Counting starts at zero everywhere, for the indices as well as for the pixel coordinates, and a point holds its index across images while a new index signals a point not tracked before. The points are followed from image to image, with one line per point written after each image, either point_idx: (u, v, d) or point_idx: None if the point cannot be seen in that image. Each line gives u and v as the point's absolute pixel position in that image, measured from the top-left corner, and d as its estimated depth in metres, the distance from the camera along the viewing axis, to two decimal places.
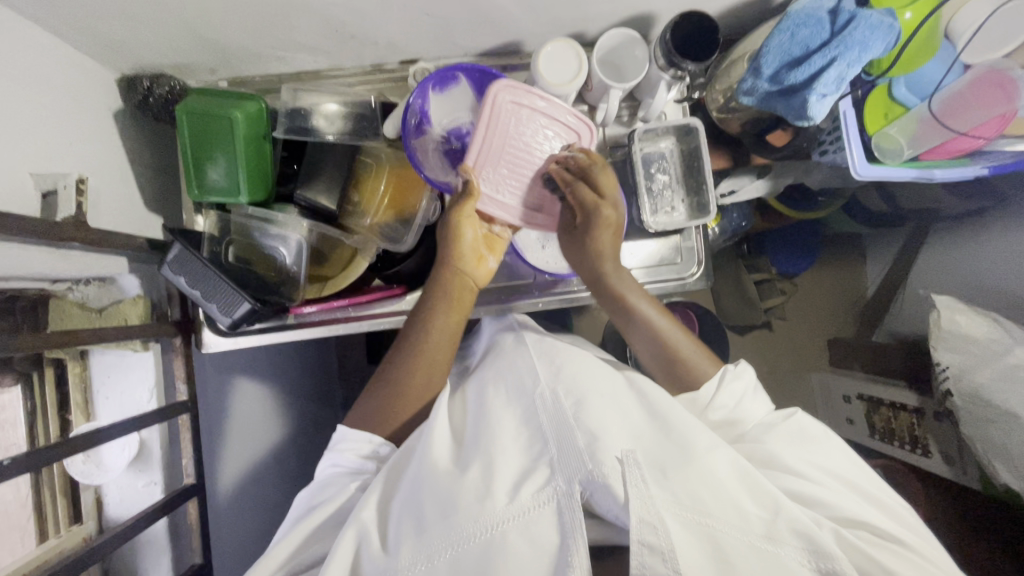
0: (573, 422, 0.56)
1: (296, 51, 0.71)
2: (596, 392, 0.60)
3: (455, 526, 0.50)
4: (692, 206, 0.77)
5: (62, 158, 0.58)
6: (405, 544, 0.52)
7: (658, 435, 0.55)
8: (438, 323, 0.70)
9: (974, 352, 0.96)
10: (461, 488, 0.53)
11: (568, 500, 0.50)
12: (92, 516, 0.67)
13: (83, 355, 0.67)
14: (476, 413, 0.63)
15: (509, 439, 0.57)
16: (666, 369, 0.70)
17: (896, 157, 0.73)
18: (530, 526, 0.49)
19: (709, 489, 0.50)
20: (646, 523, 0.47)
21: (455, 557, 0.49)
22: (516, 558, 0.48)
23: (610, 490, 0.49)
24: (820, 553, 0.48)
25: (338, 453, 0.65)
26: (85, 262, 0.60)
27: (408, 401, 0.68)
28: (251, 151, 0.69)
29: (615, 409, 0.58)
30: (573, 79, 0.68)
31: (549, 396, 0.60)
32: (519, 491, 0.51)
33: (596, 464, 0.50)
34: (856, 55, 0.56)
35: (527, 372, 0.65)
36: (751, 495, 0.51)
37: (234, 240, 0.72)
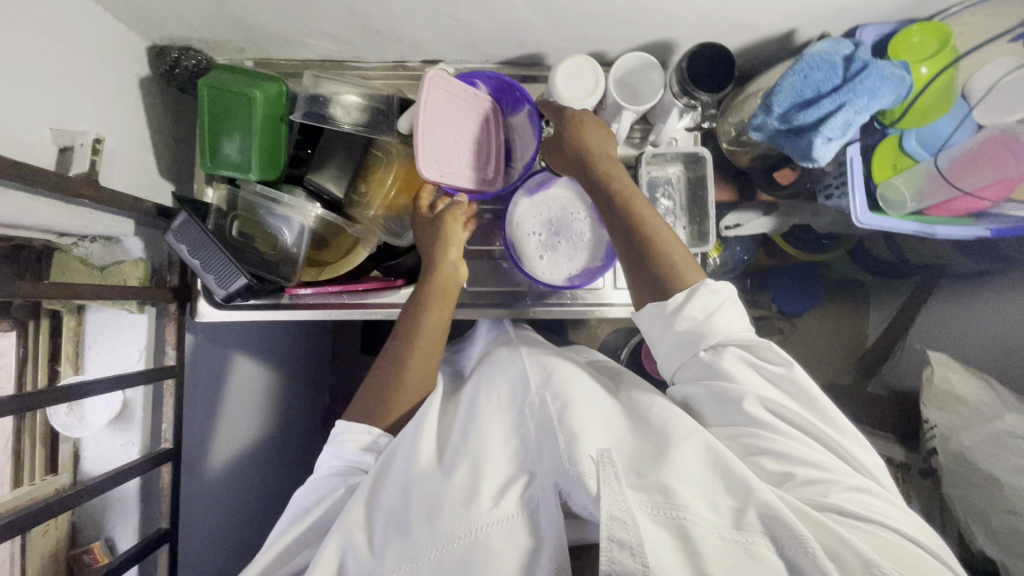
0: (557, 424, 0.56)
1: (321, 40, 0.72)
2: (584, 398, 0.60)
3: (437, 531, 0.50)
4: (692, 233, 0.77)
5: (84, 118, 0.60)
6: (390, 549, 0.51)
7: (637, 437, 0.56)
8: (442, 314, 0.71)
9: (964, 414, 0.95)
10: (446, 491, 0.53)
11: (545, 505, 0.51)
12: (67, 470, 0.68)
13: (80, 311, 0.69)
14: (465, 414, 0.63)
15: (497, 447, 0.57)
16: (644, 275, 0.63)
17: (899, 208, 0.72)
18: (512, 530, 0.50)
19: (683, 483, 0.49)
20: (616, 519, 0.46)
21: (438, 560, 0.49)
22: (498, 561, 0.48)
23: (584, 486, 0.49)
24: (789, 536, 0.45)
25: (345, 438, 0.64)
26: (92, 219, 0.61)
27: (400, 397, 0.67)
28: (266, 132, 0.71)
29: (599, 415, 0.58)
30: (587, 96, 0.69)
31: (537, 403, 0.60)
32: (505, 497, 0.52)
33: (572, 463, 0.51)
34: (864, 103, 0.57)
35: (517, 377, 0.65)
36: (724, 483, 0.50)
37: (240, 215, 0.73)
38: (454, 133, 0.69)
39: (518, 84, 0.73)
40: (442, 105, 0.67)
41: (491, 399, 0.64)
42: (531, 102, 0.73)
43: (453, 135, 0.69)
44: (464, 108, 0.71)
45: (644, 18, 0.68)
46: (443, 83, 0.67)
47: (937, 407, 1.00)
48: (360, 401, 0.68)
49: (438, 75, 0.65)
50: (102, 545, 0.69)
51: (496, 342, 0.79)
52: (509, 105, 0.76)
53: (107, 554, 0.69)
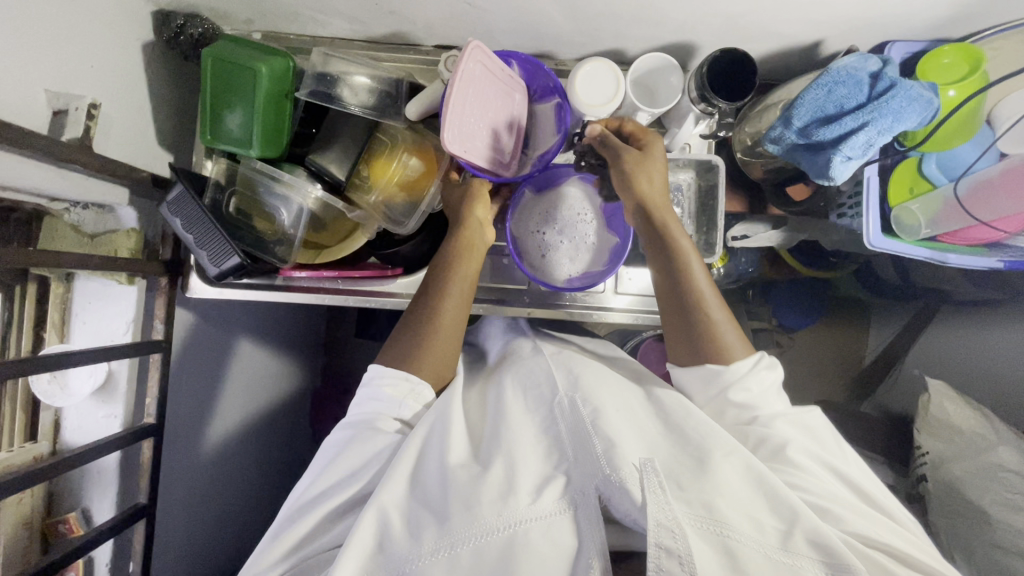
0: (592, 428, 0.55)
1: (333, 17, 0.70)
2: (614, 404, 0.59)
3: (475, 520, 0.49)
4: (699, 243, 0.76)
5: (82, 81, 0.58)
6: (428, 532, 0.49)
7: (673, 448, 0.55)
8: (466, 280, 0.68)
9: (956, 443, 0.95)
10: (483, 484, 0.51)
11: (584, 504, 0.50)
12: (47, 437, 0.67)
13: (68, 278, 0.67)
14: (493, 412, 0.63)
15: (527, 445, 0.56)
16: (688, 330, 0.63)
17: (912, 234, 0.70)
18: (552, 527, 0.49)
19: (727, 501, 0.48)
20: (664, 527, 0.44)
21: (476, 550, 0.48)
22: (536, 556, 0.47)
23: (628, 493, 0.48)
24: (836, 564, 0.45)
25: (376, 390, 0.63)
26: (84, 185, 0.60)
27: (437, 347, 0.66)
28: (270, 108, 0.68)
29: (630, 422, 0.58)
30: (605, 103, 0.67)
31: (567, 406, 0.60)
32: (542, 495, 0.51)
33: (613, 469, 0.50)
34: (889, 123, 0.54)
35: (545, 379, 0.65)
36: (767, 503, 0.49)
37: (238, 191, 0.72)
38: (483, 113, 0.66)
39: (552, 72, 0.70)
40: (476, 83, 0.64)
41: (524, 399, 0.63)
42: (561, 95, 0.70)
43: (480, 115, 0.66)
44: (495, 91, 0.68)
45: (668, 18, 0.65)
46: (481, 59, 0.63)
47: (931, 434, 0.99)
48: (396, 344, 0.65)
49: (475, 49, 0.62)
50: (78, 517, 0.68)
51: (518, 343, 0.78)
52: (538, 92, 0.73)
53: (83, 525, 0.68)
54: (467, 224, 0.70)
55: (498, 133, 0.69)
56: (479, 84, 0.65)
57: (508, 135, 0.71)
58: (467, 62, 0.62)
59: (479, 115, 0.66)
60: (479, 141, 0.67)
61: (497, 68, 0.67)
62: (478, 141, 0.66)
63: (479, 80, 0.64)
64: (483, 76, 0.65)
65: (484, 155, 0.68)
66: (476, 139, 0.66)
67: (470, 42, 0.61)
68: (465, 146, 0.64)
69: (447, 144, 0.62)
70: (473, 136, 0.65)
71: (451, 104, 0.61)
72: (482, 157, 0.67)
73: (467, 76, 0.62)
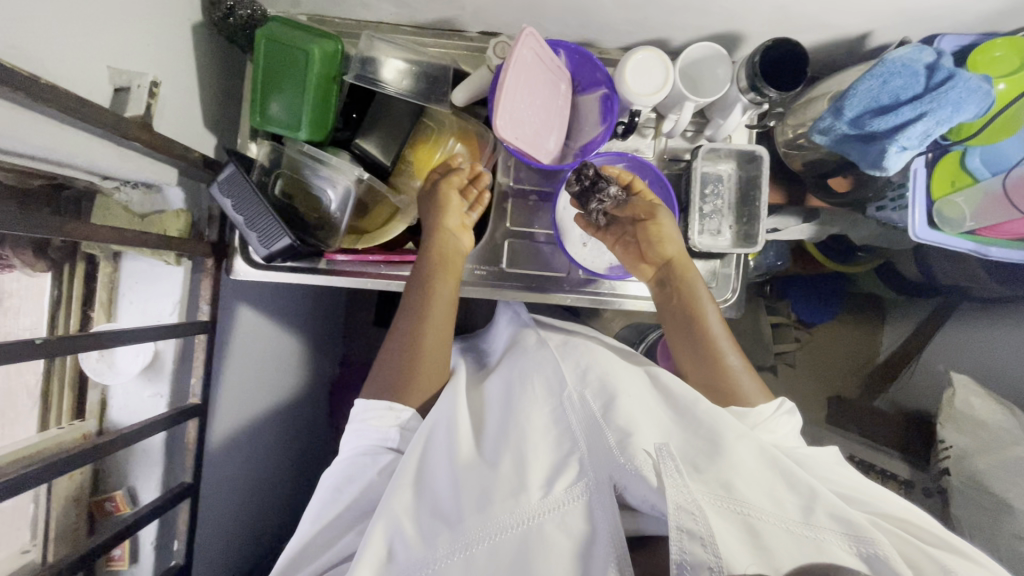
0: (603, 421, 0.55)
1: (381, 0, 0.70)
2: (625, 392, 0.60)
3: (489, 519, 0.50)
4: (739, 233, 0.76)
5: (139, 60, 0.58)
6: (441, 537, 0.50)
7: (687, 434, 0.55)
8: (443, 289, 0.70)
9: (980, 437, 0.96)
10: (496, 482, 0.52)
11: (598, 494, 0.50)
12: (96, 415, 0.67)
13: (116, 258, 0.67)
14: (501, 407, 0.63)
15: (538, 435, 0.57)
16: (711, 381, 0.68)
17: (955, 227, 0.71)
18: (564, 518, 0.49)
19: (742, 480, 0.49)
20: (685, 511, 0.45)
21: (491, 548, 0.48)
22: (555, 550, 0.47)
23: (642, 478, 0.49)
24: (861, 538, 0.45)
25: (361, 425, 0.64)
26: (138, 164, 0.60)
27: (423, 372, 0.68)
28: (320, 93, 0.68)
29: (643, 410, 0.58)
30: (654, 92, 0.67)
31: (577, 399, 0.60)
32: (554, 485, 0.51)
33: (628, 457, 0.51)
34: (948, 114, 0.55)
35: (552, 370, 0.65)
36: (784, 481, 0.50)
37: (283, 173, 0.72)
38: (532, 101, 0.67)
39: (601, 64, 0.71)
40: (528, 69, 0.65)
41: (531, 388, 0.63)
42: (608, 84, 0.70)
43: (530, 101, 0.67)
44: (545, 80, 0.69)
45: (719, 7, 0.65)
46: (534, 47, 0.64)
47: (955, 428, 1.00)
48: (384, 368, 0.68)
49: (530, 36, 0.63)
50: (125, 495, 0.69)
51: (521, 334, 0.77)
52: (583, 84, 0.74)
53: (129, 504, 0.69)
54: (438, 236, 0.71)
55: (545, 122, 0.70)
56: (531, 71, 0.66)
57: (555, 124, 0.72)
58: (521, 47, 0.63)
59: (529, 102, 0.67)
60: (527, 127, 0.67)
61: (548, 57, 0.68)
62: (527, 127, 0.67)
63: (531, 67, 0.66)
64: (534, 63, 0.66)
65: (531, 141, 0.68)
66: (525, 125, 0.67)
67: (525, 28, 0.63)
68: (513, 130, 0.65)
69: (497, 126, 0.63)
70: (523, 121, 0.66)
71: (503, 87, 0.62)
72: (529, 142, 0.68)
73: (520, 62, 0.63)
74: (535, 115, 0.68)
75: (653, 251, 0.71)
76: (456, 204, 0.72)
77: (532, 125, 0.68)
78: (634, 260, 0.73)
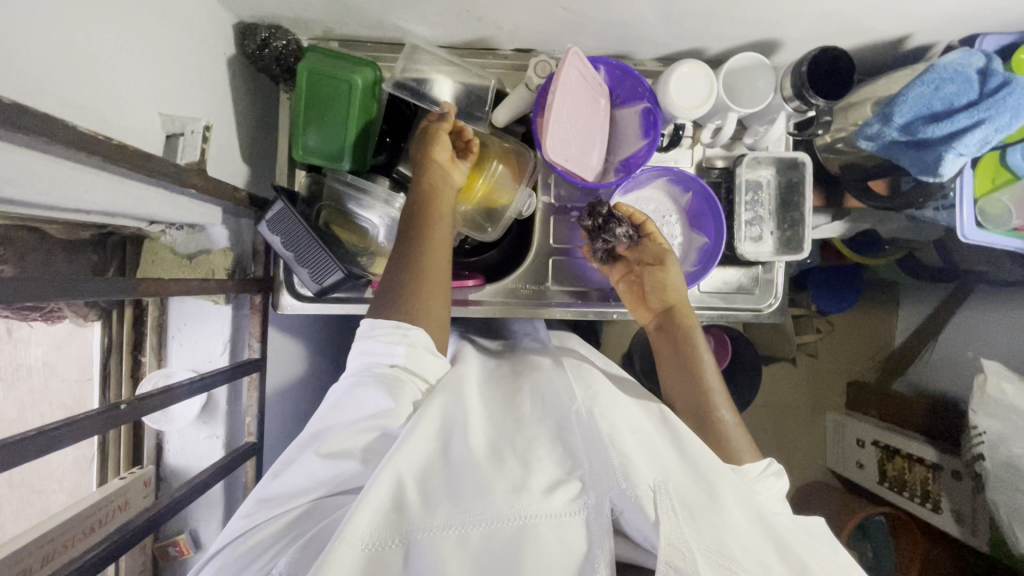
0: (609, 439, 0.51)
1: (417, 24, 0.69)
2: (630, 422, 0.55)
3: (489, 505, 0.45)
4: (782, 239, 0.76)
5: (183, 101, 0.57)
6: (440, 507, 0.46)
7: (688, 472, 0.50)
8: (443, 217, 0.65)
9: (1013, 422, 0.97)
10: (496, 476, 0.47)
11: (597, 514, 0.46)
12: (152, 461, 0.67)
13: (163, 301, 0.66)
14: (496, 415, 0.58)
15: (541, 449, 0.52)
16: (699, 425, 0.63)
17: (1001, 225, 0.71)
18: (561, 529, 0.45)
19: (737, 541, 0.45)
20: (675, 548, 0.43)
21: (488, 532, 0.44)
22: (542, 555, 0.43)
23: (640, 512, 0.45)
24: None
25: (368, 341, 0.59)
26: (188, 208, 0.59)
27: (432, 282, 0.62)
28: (362, 120, 0.67)
29: (645, 440, 0.53)
30: (699, 105, 0.67)
31: (586, 416, 0.54)
32: (554, 494, 0.46)
33: (630, 484, 0.46)
34: (1006, 121, 0.55)
35: (562, 389, 0.60)
36: (776, 551, 0.46)
37: (325, 205, 0.71)
38: (576, 119, 0.67)
39: (642, 77, 0.70)
40: (573, 88, 0.65)
41: (533, 408, 0.58)
42: (649, 99, 0.70)
43: (574, 120, 0.67)
44: (588, 97, 0.68)
45: (760, 17, 0.65)
46: (579, 64, 0.64)
47: (986, 413, 1.01)
48: (387, 295, 0.62)
49: (576, 55, 0.63)
50: (187, 538, 0.67)
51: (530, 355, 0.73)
52: (622, 97, 0.73)
53: (192, 547, 0.68)
54: (426, 167, 0.66)
55: (588, 139, 0.70)
56: (575, 90, 0.65)
57: (597, 140, 0.71)
58: (567, 67, 0.63)
59: (573, 120, 0.67)
60: (572, 146, 0.67)
61: (591, 74, 0.68)
62: (572, 147, 0.67)
63: (576, 86, 0.65)
64: (579, 81, 0.66)
65: (576, 160, 0.68)
66: (570, 145, 0.67)
67: (572, 48, 0.62)
68: (559, 150, 0.65)
69: (545, 147, 0.63)
70: (568, 141, 0.66)
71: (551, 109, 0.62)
72: (574, 161, 0.68)
73: (566, 82, 0.63)
74: (579, 133, 0.68)
75: (655, 293, 0.71)
76: (451, 151, 0.68)
77: (575, 143, 0.68)
78: (636, 300, 0.73)
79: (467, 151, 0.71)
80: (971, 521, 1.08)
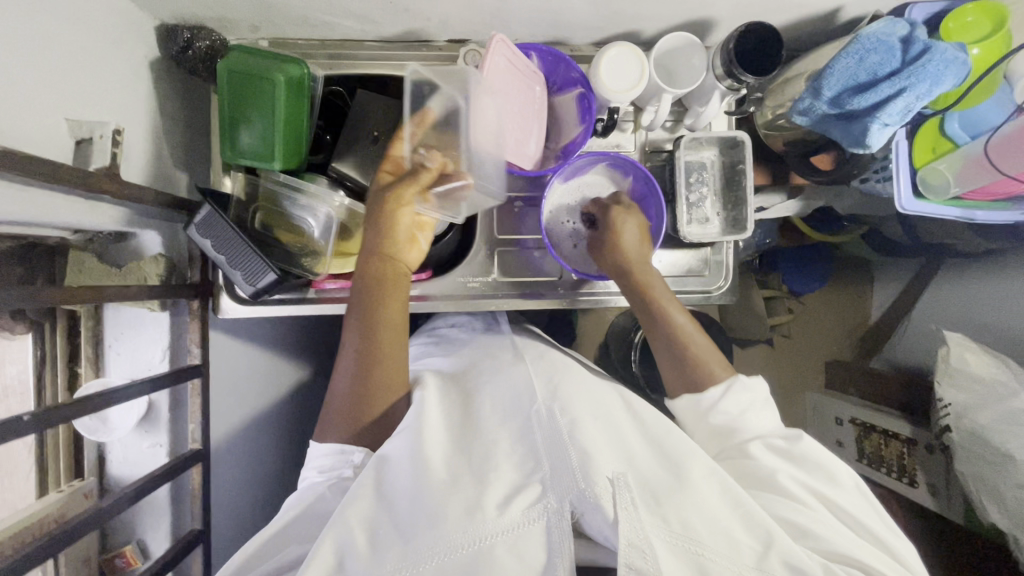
0: (570, 437, 0.53)
1: (344, 18, 0.68)
2: (588, 413, 0.57)
3: (441, 536, 0.46)
4: (727, 220, 0.76)
5: (96, 106, 0.56)
6: (390, 552, 0.46)
7: (652, 458, 0.54)
8: (396, 293, 0.64)
9: (978, 392, 0.97)
10: (451, 498, 0.48)
11: (558, 518, 0.47)
12: (94, 473, 0.66)
13: (97, 311, 0.66)
14: (462, 420, 0.59)
15: (501, 456, 0.53)
16: (677, 366, 0.66)
17: (942, 194, 0.70)
18: (519, 541, 0.46)
19: (699, 516, 0.48)
20: (635, 547, 0.44)
21: (442, 566, 0.45)
22: (502, 573, 0.44)
23: (600, 511, 0.47)
24: None
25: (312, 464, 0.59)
26: (108, 215, 0.58)
27: (386, 359, 0.61)
28: (292, 118, 0.66)
29: (607, 430, 0.56)
30: (630, 88, 0.66)
31: (546, 414, 0.56)
32: (510, 506, 0.48)
33: (588, 483, 0.48)
34: (926, 88, 0.54)
35: (524, 387, 0.61)
36: (742, 522, 0.49)
37: (262, 207, 0.70)
38: (508, 108, 0.66)
39: (574, 62, 0.69)
40: (501, 75, 0.64)
41: (494, 408, 0.59)
42: (581, 84, 0.69)
43: (505, 108, 0.66)
44: (520, 84, 0.68)
45: None
46: (505, 50, 0.63)
47: (952, 385, 1.01)
48: (346, 360, 0.62)
49: (500, 44, 0.62)
50: (135, 548, 0.68)
51: (497, 347, 0.75)
52: (557, 84, 0.72)
53: (139, 557, 0.68)
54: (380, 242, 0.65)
55: (524, 127, 0.69)
56: (504, 77, 0.64)
57: (534, 127, 0.71)
58: (492, 56, 0.62)
59: (504, 109, 0.66)
60: (506, 135, 0.67)
61: (521, 61, 0.67)
62: (505, 135, 0.67)
63: (505, 73, 0.64)
64: (507, 69, 0.65)
65: (511, 149, 0.68)
66: (503, 134, 0.66)
67: (495, 36, 0.61)
68: (491, 140, 0.64)
69: (473, 138, 0.62)
70: (500, 130, 0.66)
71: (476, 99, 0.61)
72: (509, 150, 0.67)
73: (492, 71, 0.62)
74: (512, 122, 0.67)
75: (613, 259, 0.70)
76: (407, 223, 0.66)
77: (509, 131, 0.67)
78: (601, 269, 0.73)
79: (422, 145, 0.66)
80: (946, 494, 1.07)
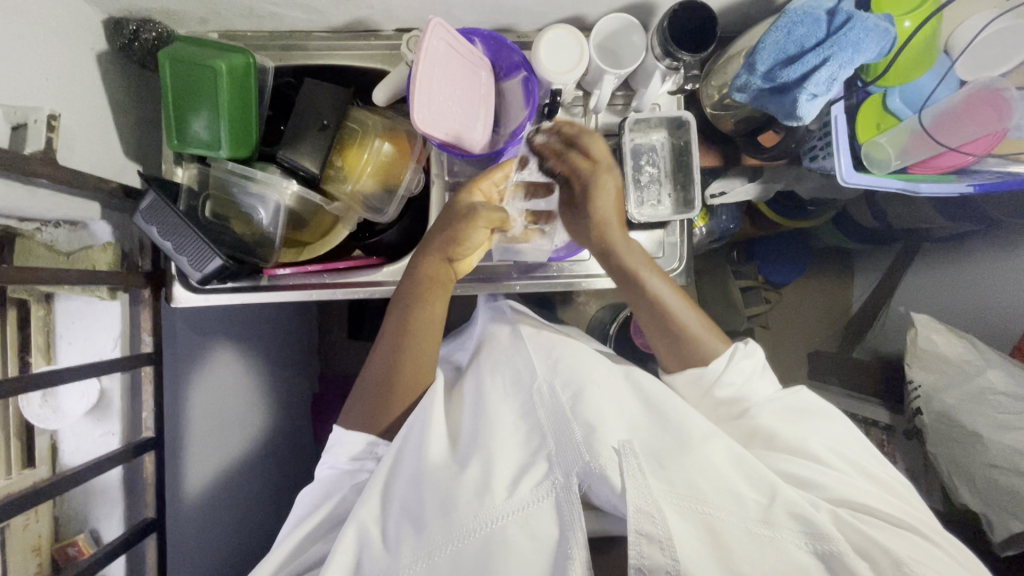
0: (570, 414, 0.57)
1: (290, 9, 0.69)
2: (593, 382, 0.61)
3: (454, 524, 0.51)
4: (679, 200, 0.76)
5: (37, 94, 0.57)
6: (405, 544, 0.52)
7: (654, 426, 0.57)
8: (436, 299, 0.67)
9: (947, 372, 0.96)
10: (459, 486, 0.53)
11: (566, 493, 0.50)
12: (46, 462, 0.66)
13: (48, 300, 0.66)
14: (474, 410, 0.63)
15: (506, 435, 0.58)
16: (666, 339, 0.68)
17: (883, 168, 0.71)
18: (530, 520, 0.50)
19: (705, 478, 0.51)
20: (643, 513, 0.47)
21: (455, 554, 0.50)
22: (515, 553, 0.48)
23: (607, 480, 0.50)
24: (817, 535, 0.48)
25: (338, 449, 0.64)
26: (52, 202, 0.59)
27: (421, 344, 0.66)
28: (236, 106, 0.67)
29: (613, 401, 0.59)
30: (570, 69, 0.67)
31: (547, 391, 0.61)
32: (519, 485, 0.52)
33: (593, 455, 0.52)
34: (849, 56, 0.56)
35: (525, 364, 0.65)
36: (746, 479, 0.52)
37: (212, 196, 0.71)
38: (450, 90, 0.66)
39: (517, 48, 0.71)
40: (440, 58, 0.64)
41: (502, 390, 0.63)
42: (525, 67, 0.70)
43: (448, 90, 0.66)
44: (462, 68, 0.68)
45: None
46: (443, 33, 0.63)
47: (922, 367, 1.00)
48: (382, 354, 0.67)
49: (436, 27, 0.62)
50: (87, 538, 0.68)
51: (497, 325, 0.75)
52: (503, 70, 0.73)
53: (92, 546, 0.68)
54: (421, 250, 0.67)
55: (469, 111, 0.69)
56: (444, 60, 0.64)
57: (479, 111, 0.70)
58: (430, 38, 0.62)
59: (446, 91, 0.65)
60: (450, 117, 0.66)
61: (461, 45, 0.67)
62: (450, 117, 0.66)
63: (444, 56, 0.64)
64: (447, 52, 0.65)
65: (457, 131, 0.67)
66: (447, 116, 0.66)
67: (431, 20, 0.62)
68: (434, 121, 0.64)
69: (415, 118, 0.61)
70: (443, 112, 0.65)
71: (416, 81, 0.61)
72: (454, 132, 0.67)
73: (430, 54, 0.62)
74: (455, 105, 0.67)
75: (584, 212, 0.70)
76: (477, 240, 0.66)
77: (453, 115, 0.67)
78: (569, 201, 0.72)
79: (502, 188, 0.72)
80: (925, 480, 1.05)
